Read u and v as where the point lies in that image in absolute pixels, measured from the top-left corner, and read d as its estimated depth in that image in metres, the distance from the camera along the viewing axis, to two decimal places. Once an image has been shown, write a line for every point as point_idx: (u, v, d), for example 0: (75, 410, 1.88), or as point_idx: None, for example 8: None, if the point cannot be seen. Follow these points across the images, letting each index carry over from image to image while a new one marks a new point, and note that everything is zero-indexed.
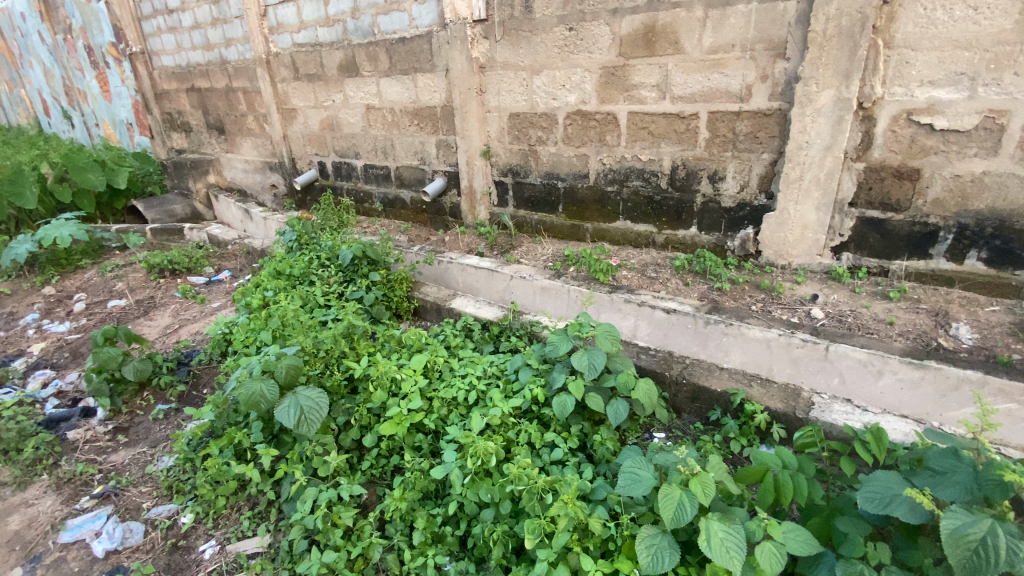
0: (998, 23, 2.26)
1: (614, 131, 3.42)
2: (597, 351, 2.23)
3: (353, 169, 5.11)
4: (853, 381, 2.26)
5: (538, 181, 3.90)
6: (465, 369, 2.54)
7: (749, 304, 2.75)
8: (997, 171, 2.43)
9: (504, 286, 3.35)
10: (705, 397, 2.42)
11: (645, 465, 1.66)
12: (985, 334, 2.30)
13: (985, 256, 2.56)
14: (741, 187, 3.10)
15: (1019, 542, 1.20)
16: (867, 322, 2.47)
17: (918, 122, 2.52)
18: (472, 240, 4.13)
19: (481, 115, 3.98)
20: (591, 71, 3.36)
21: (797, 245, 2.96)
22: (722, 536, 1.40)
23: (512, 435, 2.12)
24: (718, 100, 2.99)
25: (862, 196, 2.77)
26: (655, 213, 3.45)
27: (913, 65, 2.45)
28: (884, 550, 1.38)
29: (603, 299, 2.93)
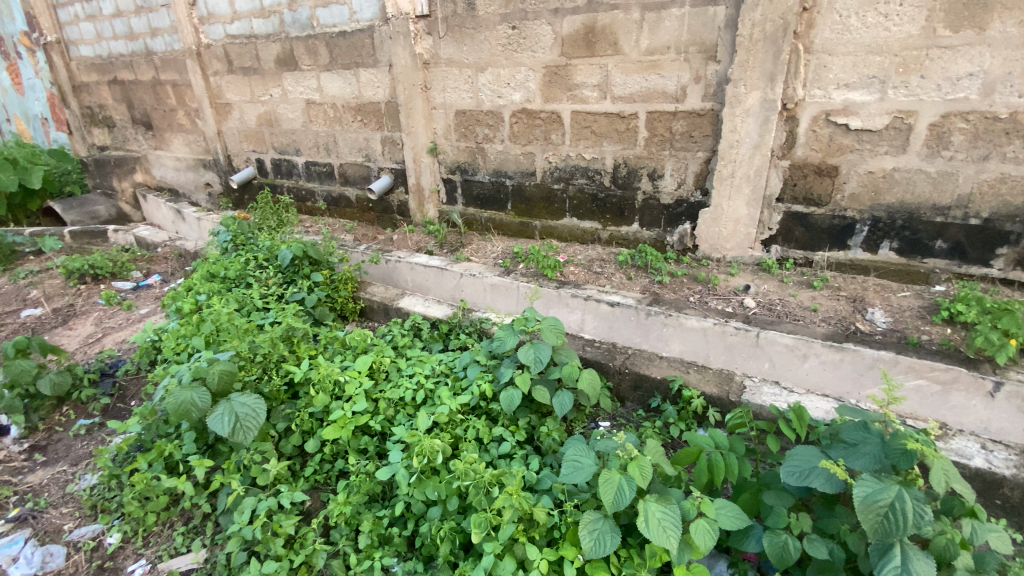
0: (905, 29, 2.44)
1: (558, 130, 3.48)
2: (542, 344, 2.25)
3: (295, 167, 4.93)
4: (782, 364, 2.41)
5: (486, 178, 3.90)
6: (412, 368, 2.50)
7: (688, 296, 2.87)
8: (905, 167, 2.65)
9: (453, 284, 3.33)
10: (646, 385, 2.51)
11: (587, 453, 1.70)
12: (898, 317, 2.49)
13: (896, 246, 2.79)
14: (678, 184, 3.23)
15: (923, 505, 1.29)
16: (794, 310, 2.63)
17: (836, 122, 2.71)
18: (421, 239, 4.08)
19: (427, 112, 3.94)
20: (535, 69, 3.39)
21: (730, 239, 3.12)
22: (659, 516, 1.46)
23: (459, 432, 2.10)
24: (656, 100, 3.10)
25: (788, 191, 2.95)
26: (600, 210, 3.53)
27: (830, 69, 2.63)
28: (806, 520, 1.48)
29: (550, 294, 2.97)
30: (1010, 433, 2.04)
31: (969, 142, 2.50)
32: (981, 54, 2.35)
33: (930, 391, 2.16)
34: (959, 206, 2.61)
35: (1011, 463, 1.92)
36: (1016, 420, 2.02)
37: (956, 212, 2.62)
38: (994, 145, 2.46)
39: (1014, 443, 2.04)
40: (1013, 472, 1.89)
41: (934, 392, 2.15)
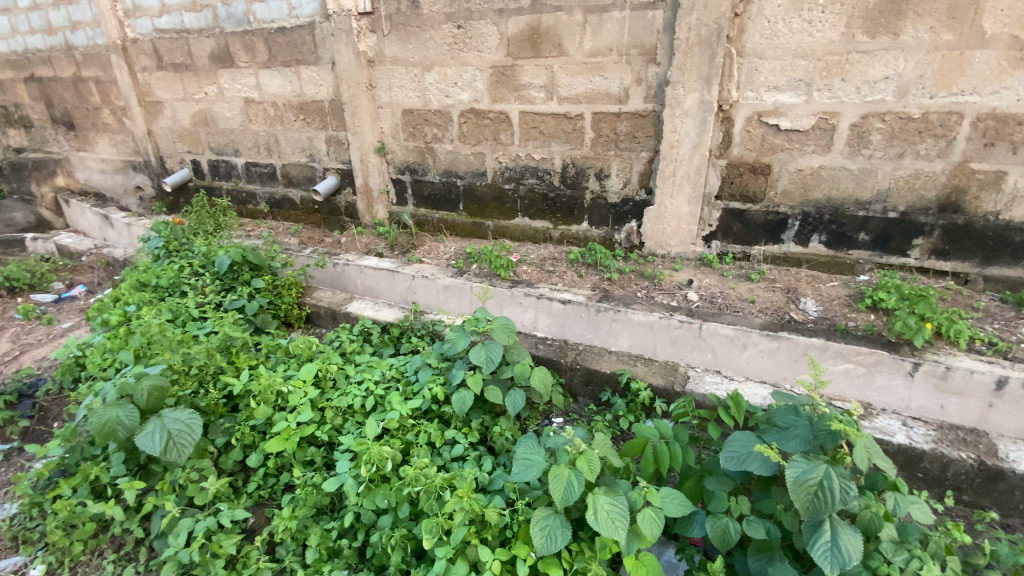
0: (827, 35, 2.59)
1: (507, 130, 3.49)
2: (494, 344, 2.23)
3: (234, 168, 4.70)
4: (723, 354, 2.51)
5: (436, 178, 3.85)
6: (361, 375, 2.44)
7: (636, 292, 2.94)
8: (830, 165, 2.82)
9: (405, 286, 3.26)
10: (597, 380, 2.56)
11: (537, 450, 1.71)
12: (828, 306, 2.64)
13: (824, 239, 2.97)
14: (624, 183, 3.31)
15: (848, 481, 1.37)
16: (734, 302, 2.75)
17: (768, 123, 2.86)
18: (370, 241, 3.98)
19: (373, 111, 3.85)
20: (482, 69, 3.38)
21: (673, 236, 3.23)
22: (607, 508, 1.49)
23: (410, 438, 2.06)
24: (601, 100, 3.16)
25: (726, 189, 3.08)
26: (551, 209, 3.57)
27: (761, 72, 2.77)
28: (744, 502, 1.54)
29: (503, 294, 2.96)
30: (927, 409, 2.22)
31: (886, 141, 2.68)
32: (895, 58, 2.52)
33: (856, 373, 2.30)
34: (879, 201, 2.79)
35: (928, 438, 2.09)
36: (933, 397, 2.19)
37: (876, 207, 2.81)
38: (908, 144, 2.65)
39: (931, 418, 2.22)
40: (930, 446, 2.05)
41: (861, 374, 2.30)
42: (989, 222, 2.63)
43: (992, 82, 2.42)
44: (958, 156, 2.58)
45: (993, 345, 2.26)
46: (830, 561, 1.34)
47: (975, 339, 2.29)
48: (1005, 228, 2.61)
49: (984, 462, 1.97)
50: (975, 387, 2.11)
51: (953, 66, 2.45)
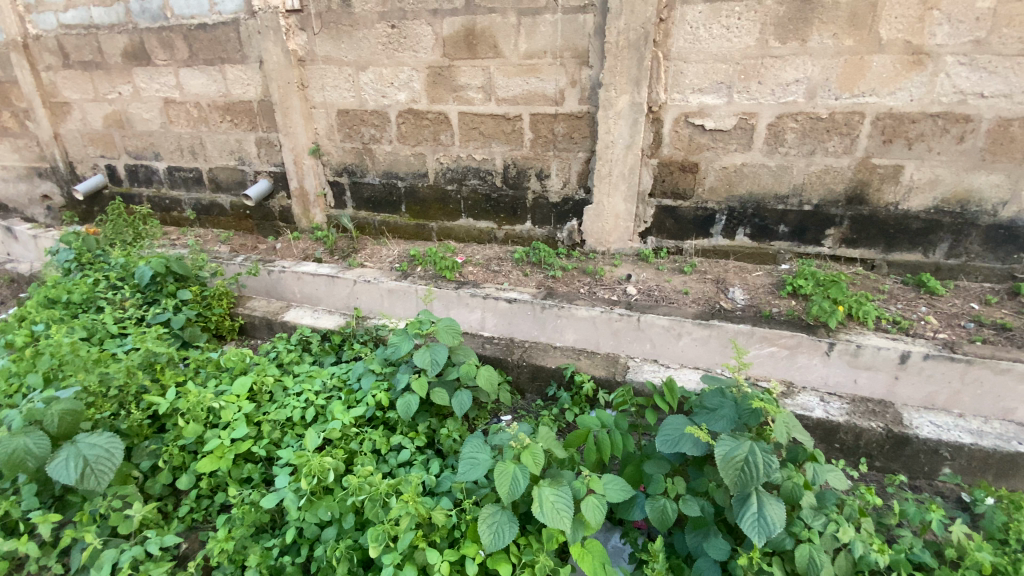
0: (744, 40, 2.76)
1: (446, 131, 3.47)
2: (438, 346, 2.18)
3: (155, 173, 4.39)
4: (661, 344, 2.63)
5: (376, 180, 3.78)
6: (300, 386, 2.35)
7: (578, 288, 3.02)
8: (752, 162, 3.01)
9: (347, 292, 3.17)
10: (543, 375, 2.60)
11: (483, 448, 1.71)
12: (753, 294, 2.81)
13: (749, 232, 3.17)
14: (564, 183, 3.39)
15: (769, 455, 1.47)
16: (670, 294, 2.89)
17: (694, 124, 3.02)
18: (308, 246, 3.85)
19: (306, 112, 3.72)
20: (419, 70, 3.35)
21: (612, 233, 3.35)
22: (553, 499, 1.52)
23: (354, 447, 2.01)
24: (538, 102, 3.22)
25: (658, 187, 3.23)
26: (494, 210, 3.59)
27: (686, 75, 2.92)
28: (680, 482, 1.62)
29: (448, 295, 2.95)
30: (843, 384, 2.42)
31: (799, 139, 2.89)
32: (804, 63, 2.73)
33: (781, 355, 2.48)
34: (795, 195, 3.01)
35: (843, 411, 2.27)
36: (847, 373, 2.39)
37: (793, 200, 3.03)
38: (818, 142, 2.87)
39: (846, 392, 2.42)
40: (845, 418, 2.22)
41: (784, 356, 2.47)
42: (890, 212, 2.90)
43: (888, 84, 2.66)
44: (862, 152, 2.83)
45: (897, 324, 2.49)
46: (758, 531, 1.43)
47: (881, 319, 2.51)
48: (904, 217, 2.88)
49: (892, 430, 2.16)
50: (882, 362, 2.32)
51: (854, 70, 2.68)
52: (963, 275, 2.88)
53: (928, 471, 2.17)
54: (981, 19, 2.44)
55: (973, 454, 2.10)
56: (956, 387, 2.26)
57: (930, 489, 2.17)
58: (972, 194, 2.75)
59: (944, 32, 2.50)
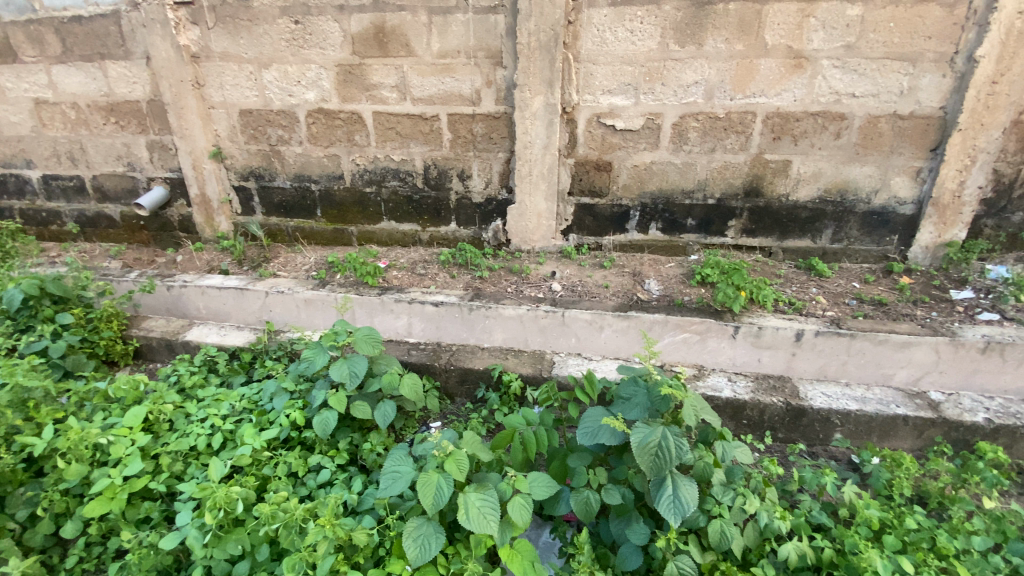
0: (646, 44, 2.89)
1: (361, 131, 3.35)
2: (357, 357, 2.07)
3: (27, 183, 3.87)
4: (585, 338, 2.70)
5: (287, 184, 3.57)
6: (205, 411, 2.16)
7: (505, 288, 3.03)
8: (660, 160, 3.17)
9: (259, 305, 2.96)
10: (471, 378, 2.58)
11: (405, 460, 1.66)
12: (667, 285, 2.96)
13: (661, 226, 3.33)
14: (486, 183, 3.38)
15: (680, 438, 1.54)
16: (592, 289, 2.98)
17: (606, 124, 3.13)
18: (214, 257, 3.57)
19: (204, 112, 3.43)
20: (327, 68, 3.20)
21: (535, 232, 3.40)
22: (479, 504, 1.51)
23: (267, 472, 1.88)
24: (454, 102, 3.19)
25: (576, 186, 3.32)
26: (416, 212, 3.51)
27: (595, 76, 3.01)
28: (602, 473, 1.66)
29: (371, 301, 2.84)
30: (748, 364, 2.60)
31: (701, 138, 3.08)
32: (701, 65, 2.90)
33: (693, 341, 2.62)
34: (700, 189, 3.21)
35: (748, 389, 2.44)
36: (752, 353, 2.58)
37: (698, 195, 3.22)
38: (717, 140, 3.07)
39: (751, 371, 2.60)
40: (750, 396, 2.39)
41: (697, 341, 2.62)
42: (783, 203, 3.16)
43: (774, 86, 2.90)
44: (756, 149, 3.06)
45: (792, 305, 2.72)
46: (673, 511, 1.50)
47: (779, 301, 2.73)
48: (794, 207, 3.15)
49: (790, 403, 2.35)
50: (781, 341, 2.52)
51: (745, 72, 2.88)
52: (845, 258, 3.21)
53: (823, 437, 2.38)
54: (851, 26, 2.71)
55: (859, 419, 2.33)
56: (843, 359, 2.51)
57: (825, 453, 2.37)
58: (849, 185, 3.06)
59: (820, 38, 2.76)
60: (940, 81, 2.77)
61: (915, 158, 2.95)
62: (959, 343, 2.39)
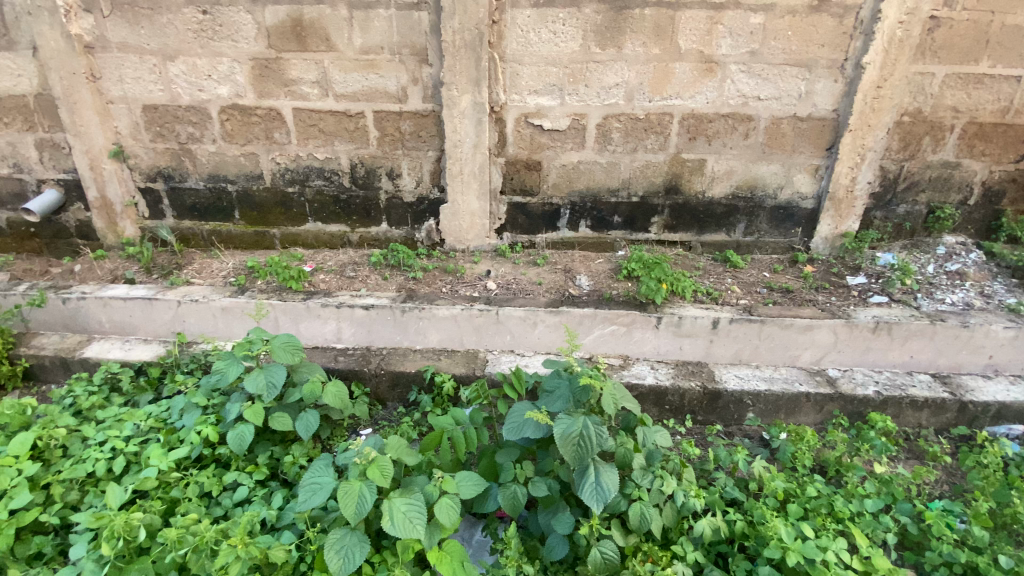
0: (569, 45, 2.96)
1: (281, 128, 3.19)
2: (275, 367, 1.97)
3: None
4: (519, 335, 2.73)
5: (200, 185, 3.34)
6: (105, 434, 1.99)
7: (440, 288, 3.00)
8: (586, 160, 3.26)
9: (170, 315, 2.76)
10: (403, 381, 2.53)
11: (326, 470, 1.60)
12: (597, 280, 3.06)
13: (590, 223, 3.43)
14: (416, 182, 3.33)
15: (599, 427, 1.60)
16: (525, 286, 3.02)
17: (533, 124, 3.17)
18: (118, 265, 3.29)
19: (102, 108, 3.14)
20: (241, 62, 3.02)
21: (469, 231, 3.39)
22: (404, 509, 1.48)
23: (176, 494, 1.76)
24: (379, 99, 3.11)
25: (508, 185, 3.34)
26: (344, 212, 3.40)
27: (521, 76, 3.04)
28: (529, 467, 1.69)
29: (295, 307, 2.72)
30: (671, 352, 2.74)
31: (623, 138, 3.20)
32: (622, 67, 3.01)
33: (620, 333, 2.72)
34: (624, 188, 3.33)
35: (669, 376, 2.57)
36: (674, 342, 2.71)
37: (623, 193, 3.34)
38: (639, 140, 3.20)
39: (674, 358, 2.74)
40: (671, 382, 2.52)
41: (624, 333, 2.72)
42: (700, 200, 3.34)
43: (688, 88, 3.05)
44: (674, 149, 3.21)
45: (709, 295, 2.89)
46: (596, 498, 1.55)
47: (698, 292, 2.89)
48: (710, 204, 3.35)
49: (707, 387, 2.50)
50: (700, 329, 2.67)
51: (662, 75, 3.02)
52: (757, 250, 3.44)
53: (737, 417, 2.54)
54: (754, 33, 2.91)
55: (768, 398, 2.50)
56: (755, 343, 2.70)
57: (739, 432, 2.52)
58: (758, 182, 3.29)
59: (727, 44, 2.94)
60: (833, 85, 3.03)
61: (814, 157, 3.21)
62: (854, 325, 2.64)
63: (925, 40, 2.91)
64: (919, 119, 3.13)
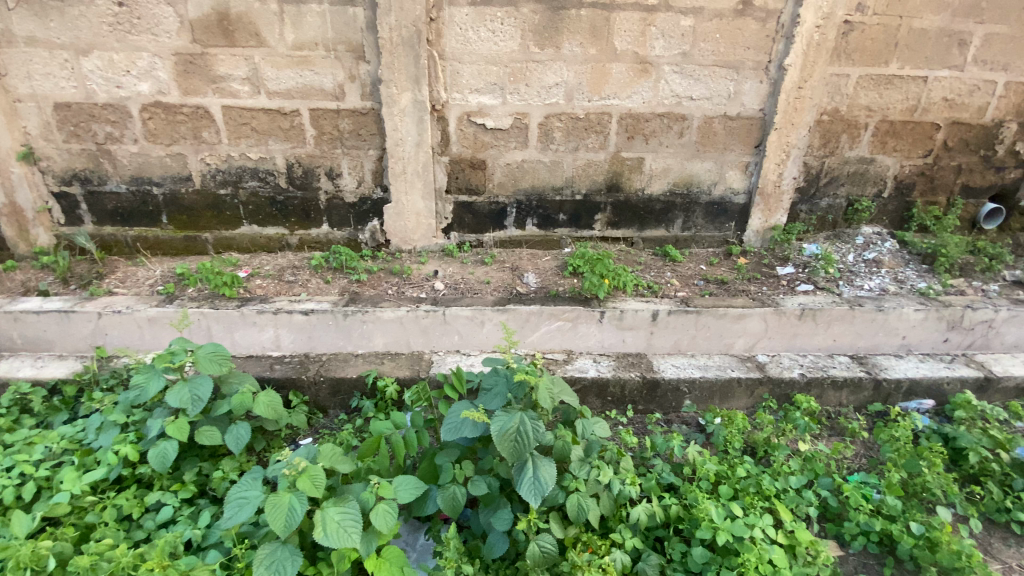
0: (508, 44, 2.97)
1: (210, 127, 3.04)
2: (201, 379, 1.88)
3: None
4: (466, 334, 2.73)
5: (122, 188, 3.14)
6: (12, 458, 1.85)
7: (386, 290, 2.95)
8: (530, 158, 3.28)
9: (90, 329, 2.58)
10: (344, 388, 2.48)
11: (254, 484, 1.55)
12: (544, 277, 3.09)
13: (536, 222, 3.46)
14: (358, 182, 3.26)
15: (535, 421, 1.62)
16: (473, 285, 3.02)
17: (476, 122, 3.17)
18: (30, 276, 3.04)
19: (7, 106, 2.89)
20: (162, 57, 2.85)
21: (415, 231, 3.35)
22: (338, 518, 1.45)
23: (91, 520, 1.66)
24: (315, 96, 3.02)
25: (453, 184, 3.32)
26: (282, 214, 3.29)
27: (462, 75, 3.03)
28: (468, 466, 1.69)
29: (229, 315, 2.61)
30: (615, 345, 2.81)
31: (565, 137, 3.25)
32: (560, 67, 3.05)
33: (566, 328, 2.77)
34: (568, 186, 3.38)
35: (611, 368, 2.64)
36: (617, 335, 2.79)
37: (567, 191, 3.40)
38: (580, 139, 3.26)
39: (617, 351, 2.82)
40: (612, 374, 2.59)
41: (570, 328, 2.77)
42: (640, 197, 3.44)
43: (625, 88, 3.13)
44: (614, 148, 3.29)
45: (650, 289, 2.98)
46: (534, 492, 1.56)
47: (639, 286, 2.98)
48: (650, 200, 3.45)
49: (646, 376, 2.58)
50: (641, 321, 2.76)
51: (599, 75, 3.09)
52: (695, 244, 3.58)
53: (675, 404, 2.64)
54: (685, 35, 3.02)
55: (703, 385, 2.61)
56: (693, 333, 2.81)
57: (678, 419, 2.62)
58: (693, 179, 3.42)
59: (660, 46, 3.03)
60: (759, 86, 3.19)
61: (744, 154, 3.37)
62: (781, 312, 2.80)
63: (840, 42, 3.11)
64: (837, 117, 3.34)
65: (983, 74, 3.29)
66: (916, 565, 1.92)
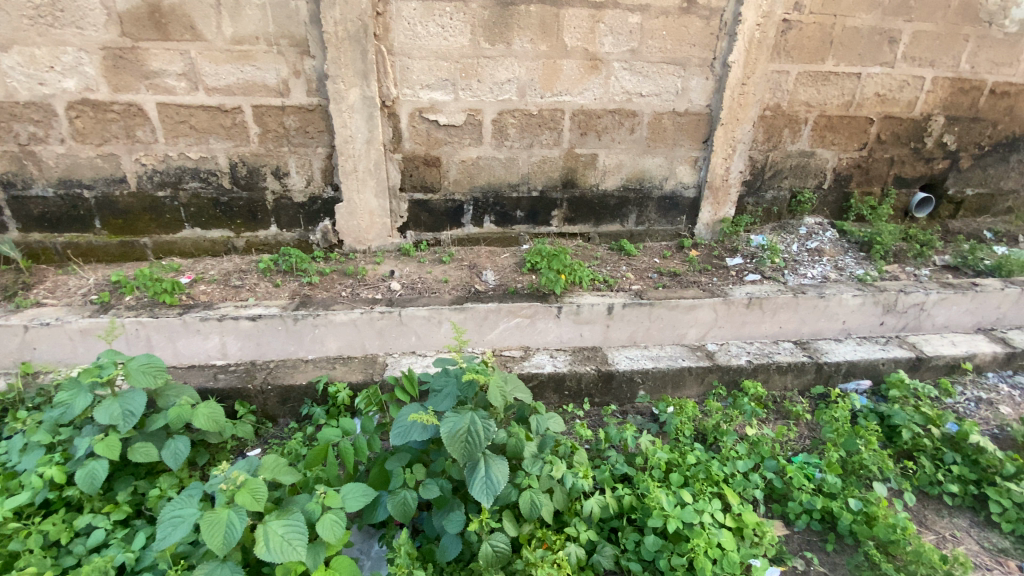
0: (458, 40, 2.94)
1: (144, 126, 2.88)
2: (133, 394, 1.78)
3: None
4: (424, 335, 2.70)
5: (49, 192, 2.94)
6: None
7: (339, 292, 2.88)
8: (485, 155, 3.27)
9: (15, 343, 2.41)
10: (294, 395, 2.42)
11: (191, 501, 1.49)
12: (501, 274, 3.09)
13: (493, 219, 3.45)
14: (307, 181, 3.16)
15: (485, 421, 1.61)
16: (430, 284, 2.99)
17: (428, 119, 3.12)
18: None
19: None
20: (89, 51, 2.68)
21: (369, 231, 3.28)
22: (281, 531, 1.41)
23: (14, 548, 1.56)
24: (258, 93, 2.91)
25: (407, 181, 3.27)
26: (227, 215, 3.16)
27: (412, 70, 2.98)
28: (419, 470, 1.68)
29: (169, 323, 2.49)
30: (572, 339, 2.84)
31: (519, 134, 3.24)
32: (512, 63, 3.04)
33: (524, 325, 2.77)
34: (524, 182, 3.38)
35: (566, 363, 2.67)
36: (574, 329, 2.81)
37: (523, 188, 3.40)
38: (534, 136, 3.26)
39: (574, 345, 2.85)
40: (568, 368, 2.62)
41: (528, 324, 2.77)
42: (595, 192, 3.48)
43: (576, 84, 3.15)
44: (568, 144, 3.31)
45: (606, 283, 3.03)
46: (486, 492, 1.56)
47: (595, 281, 3.02)
48: (604, 196, 3.49)
49: (601, 369, 2.62)
50: (596, 315, 2.79)
51: (551, 71, 3.09)
52: (648, 238, 3.66)
53: (630, 396, 2.69)
54: (633, 32, 3.06)
55: (655, 375, 2.68)
56: (647, 325, 2.87)
57: (633, 410, 2.68)
58: (645, 174, 3.48)
59: (609, 42, 3.07)
60: (705, 82, 3.27)
61: (692, 149, 3.45)
62: (730, 302, 2.89)
63: (780, 40, 3.23)
64: (779, 113, 3.47)
65: (912, 70, 3.48)
66: (856, 539, 2.02)
